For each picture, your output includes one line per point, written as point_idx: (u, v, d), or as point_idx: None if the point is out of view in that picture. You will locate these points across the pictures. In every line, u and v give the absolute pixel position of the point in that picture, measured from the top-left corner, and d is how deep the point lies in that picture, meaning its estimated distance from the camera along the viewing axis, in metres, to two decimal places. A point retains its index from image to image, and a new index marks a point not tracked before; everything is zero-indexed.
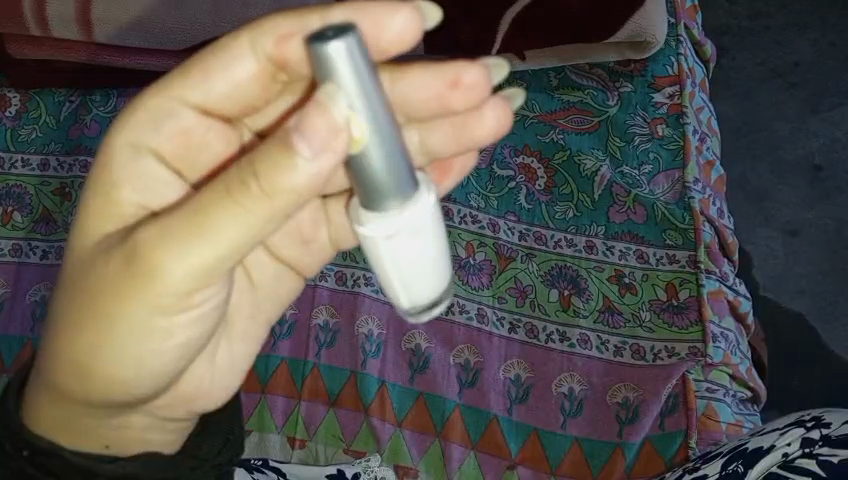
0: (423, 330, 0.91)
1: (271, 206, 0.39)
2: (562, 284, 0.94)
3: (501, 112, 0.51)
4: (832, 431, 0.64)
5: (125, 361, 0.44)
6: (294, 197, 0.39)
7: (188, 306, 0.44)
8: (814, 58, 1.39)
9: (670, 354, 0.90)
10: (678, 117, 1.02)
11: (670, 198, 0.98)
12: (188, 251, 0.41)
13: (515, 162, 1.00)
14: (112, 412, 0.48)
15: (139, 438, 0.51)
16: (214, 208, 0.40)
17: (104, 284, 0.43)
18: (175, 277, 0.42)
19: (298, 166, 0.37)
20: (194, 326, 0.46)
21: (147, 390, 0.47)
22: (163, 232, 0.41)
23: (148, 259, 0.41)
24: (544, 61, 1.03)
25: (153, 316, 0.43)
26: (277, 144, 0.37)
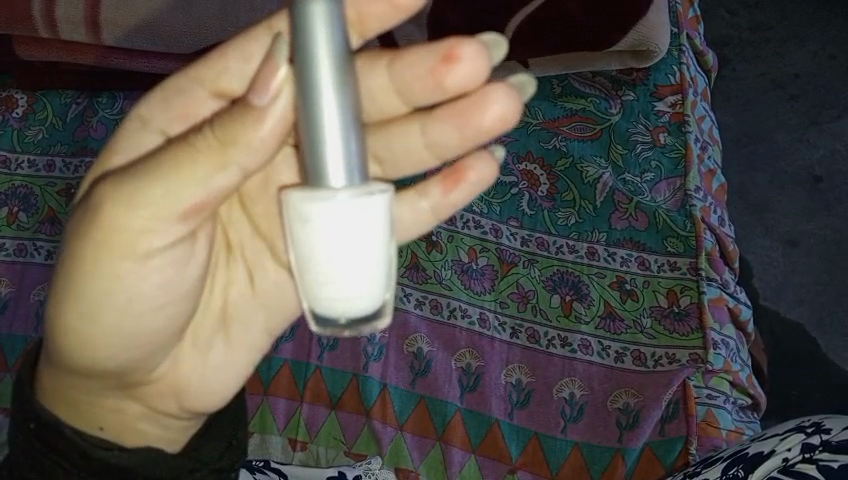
0: (424, 334, 0.91)
1: (225, 158, 0.40)
2: (563, 290, 0.95)
3: (508, 98, 0.47)
4: (832, 437, 0.65)
5: (91, 320, 0.46)
6: (248, 145, 0.40)
7: (144, 259, 0.45)
8: (815, 70, 1.40)
9: (670, 360, 0.91)
10: (679, 126, 1.03)
11: (671, 206, 0.99)
12: (140, 199, 0.42)
13: (518, 169, 1.01)
14: (97, 385, 0.50)
15: (133, 426, 0.53)
16: (171, 161, 0.41)
17: (74, 243, 0.45)
18: (126, 223, 0.43)
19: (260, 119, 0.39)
20: (155, 285, 0.46)
21: (116, 354, 0.48)
22: (119, 184, 0.43)
23: (108, 213, 0.43)
24: (548, 69, 1.04)
25: (109, 268, 0.45)
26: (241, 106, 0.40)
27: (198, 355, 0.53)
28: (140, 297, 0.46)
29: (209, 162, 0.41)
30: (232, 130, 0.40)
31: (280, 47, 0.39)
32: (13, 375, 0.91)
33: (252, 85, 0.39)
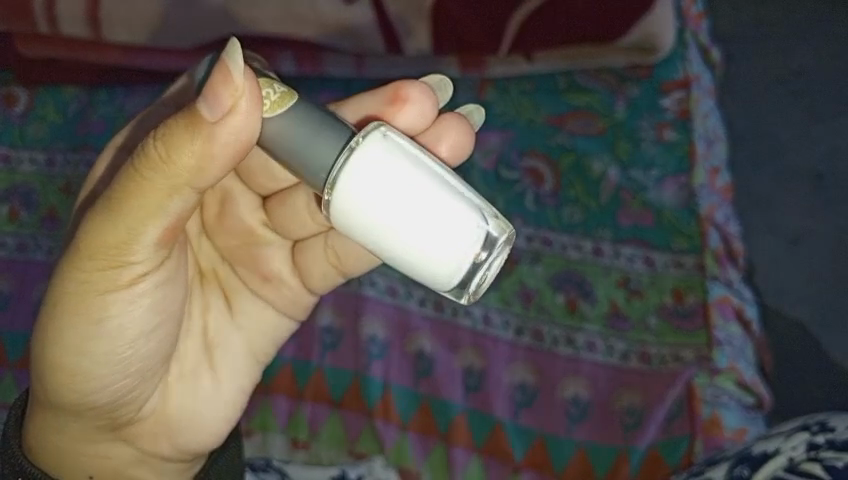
0: (427, 333, 0.90)
1: (177, 182, 0.45)
2: (567, 288, 0.94)
3: (459, 130, 0.60)
4: (836, 435, 0.65)
5: (78, 361, 0.52)
6: (198, 166, 0.44)
7: (124, 296, 0.51)
8: (817, 65, 1.36)
9: (674, 359, 0.90)
10: (685, 123, 1.02)
11: (677, 204, 0.98)
12: (101, 261, 0.48)
13: (522, 165, 1.00)
14: (88, 428, 0.56)
15: (124, 470, 0.59)
16: (118, 208, 0.46)
17: (50, 307, 0.51)
18: (98, 272, 0.49)
19: (212, 134, 0.43)
20: (136, 321, 0.52)
21: (107, 389, 0.54)
22: (75, 256, 0.48)
23: (77, 279, 0.49)
24: (552, 61, 1.03)
25: (94, 312, 0.50)
26: (185, 116, 0.43)
27: (185, 387, 0.59)
28: (126, 328, 0.52)
29: (159, 192, 0.45)
30: (180, 143, 0.43)
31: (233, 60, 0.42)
32: (15, 372, 0.90)
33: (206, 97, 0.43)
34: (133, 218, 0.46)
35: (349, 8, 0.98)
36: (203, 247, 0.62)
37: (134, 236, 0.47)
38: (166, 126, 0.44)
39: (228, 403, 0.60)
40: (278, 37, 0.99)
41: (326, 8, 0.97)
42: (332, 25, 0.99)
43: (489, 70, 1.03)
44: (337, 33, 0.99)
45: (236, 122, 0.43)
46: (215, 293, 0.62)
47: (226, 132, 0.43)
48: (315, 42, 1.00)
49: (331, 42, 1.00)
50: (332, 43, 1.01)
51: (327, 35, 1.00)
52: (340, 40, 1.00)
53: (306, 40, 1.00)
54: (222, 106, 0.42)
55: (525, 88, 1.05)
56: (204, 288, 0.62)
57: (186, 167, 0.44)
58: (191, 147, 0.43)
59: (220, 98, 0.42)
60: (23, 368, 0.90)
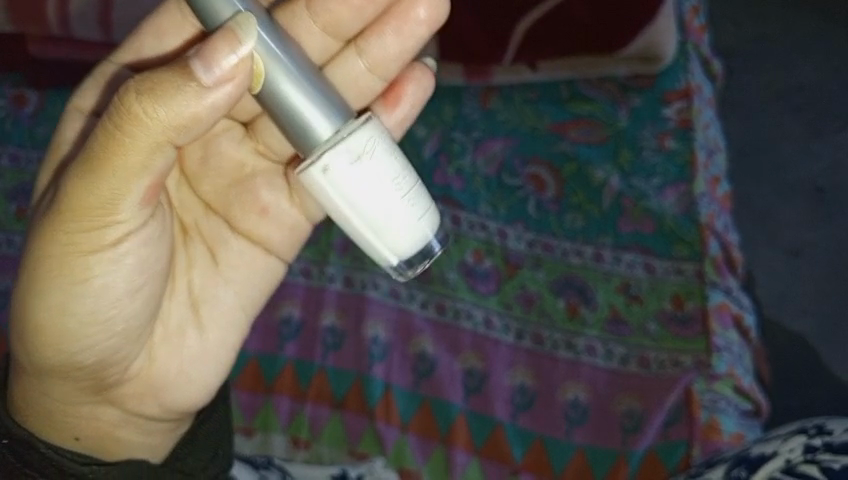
0: (428, 335, 0.91)
1: (161, 140, 0.46)
2: (568, 293, 0.95)
3: None
4: (833, 438, 0.65)
5: (62, 321, 0.52)
6: (185, 127, 0.45)
7: (107, 253, 0.51)
8: (817, 80, 1.38)
9: (674, 364, 0.91)
10: (685, 132, 1.03)
11: (677, 211, 0.99)
12: (82, 218, 0.49)
13: (524, 172, 1.01)
14: (74, 389, 0.56)
15: (111, 434, 0.59)
16: (102, 165, 0.47)
17: (37, 266, 0.51)
18: (79, 229, 0.50)
19: (196, 93, 0.44)
20: (120, 278, 0.52)
21: (96, 347, 0.54)
22: (58, 215, 0.49)
23: (60, 237, 0.50)
24: (556, 73, 1.06)
25: (77, 269, 0.51)
26: (174, 72, 0.44)
27: (170, 348, 0.58)
28: (110, 287, 0.52)
29: (137, 148, 0.46)
30: (165, 95, 0.44)
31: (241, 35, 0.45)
32: None
33: (202, 58, 0.44)
34: (116, 176, 0.47)
35: None
36: (187, 201, 0.62)
37: (122, 189, 0.48)
38: (151, 78, 0.44)
39: (213, 365, 0.60)
40: None
41: None
42: None
43: (493, 78, 1.06)
44: None
45: (227, 87, 0.44)
46: (198, 248, 0.61)
47: (216, 95, 0.44)
48: None
49: None
50: None
51: None
52: None
53: None
54: (221, 68, 0.44)
55: (528, 97, 1.06)
56: (187, 244, 0.61)
57: (184, 123, 0.45)
58: (183, 104, 0.44)
59: (220, 58, 0.44)
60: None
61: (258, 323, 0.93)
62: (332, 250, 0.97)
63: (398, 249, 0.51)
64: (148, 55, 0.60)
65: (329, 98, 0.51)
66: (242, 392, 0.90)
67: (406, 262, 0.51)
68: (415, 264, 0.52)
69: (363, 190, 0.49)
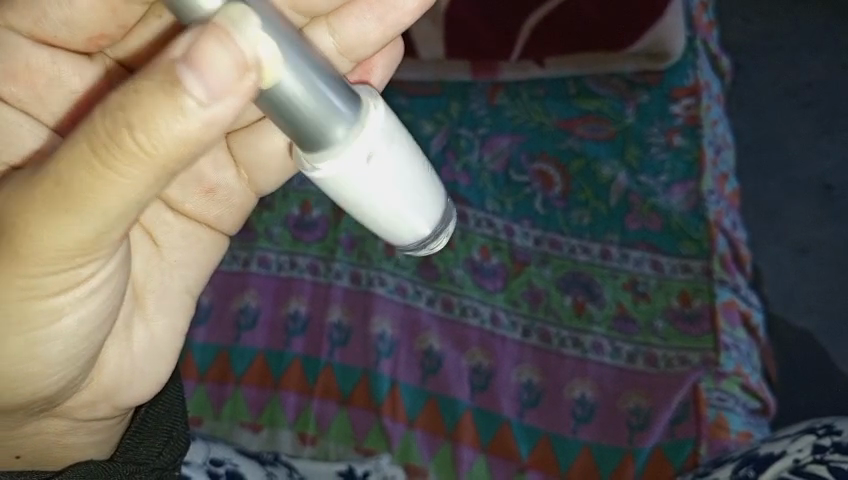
0: (435, 332, 0.92)
1: (153, 165, 0.36)
2: (575, 290, 0.95)
3: None
4: (842, 438, 0.65)
5: (10, 368, 0.43)
6: (180, 155, 0.36)
7: (73, 294, 0.42)
8: (826, 78, 1.37)
9: (681, 362, 0.90)
10: (694, 129, 1.03)
11: (685, 209, 0.98)
12: (51, 254, 0.39)
13: (531, 168, 1.01)
14: (17, 420, 0.48)
15: (59, 442, 0.53)
16: (80, 194, 0.37)
17: None
18: (43, 270, 0.40)
19: (187, 110, 0.34)
20: (80, 314, 0.44)
21: (47, 389, 0.46)
22: (17, 249, 0.39)
23: (10, 282, 0.40)
24: (563, 69, 1.05)
25: (36, 315, 0.42)
26: (159, 81, 0.33)
27: (119, 348, 0.52)
28: (72, 327, 0.44)
29: (129, 178, 0.36)
30: (152, 118, 0.34)
31: (243, 29, 0.33)
32: None
33: (190, 63, 0.33)
34: (97, 210, 0.38)
35: None
36: None
37: (107, 223, 0.39)
38: (138, 93, 0.34)
39: (166, 357, 0.54)
40: None
41: None
42: None
43: (500, 75, 1.06)
44: None
45: (226, 106, 0.34)
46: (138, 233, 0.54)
47: (215, 111, 0.34)
48: None
49: None
50: None
51: None
52: None
53: None
54: (220, 81, 0.33)
55: (536, 93, 1.06)
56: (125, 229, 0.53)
57: (182, 151, 0.35)
58: (176, 127, 0.34)
59: (228, 83, 0.33)
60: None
61: (265, 319, 0.94)
62: (340, 246, 0.97)
63: (431, 220, 0.44)
64: (55, 30, 0.49)
65: (337, 83, 0.38)
66: (249, 387, 0.91)
67: (424, 242, 0.44)
68: (442, 235, 0.45)
69: (399, 168, 0.41)
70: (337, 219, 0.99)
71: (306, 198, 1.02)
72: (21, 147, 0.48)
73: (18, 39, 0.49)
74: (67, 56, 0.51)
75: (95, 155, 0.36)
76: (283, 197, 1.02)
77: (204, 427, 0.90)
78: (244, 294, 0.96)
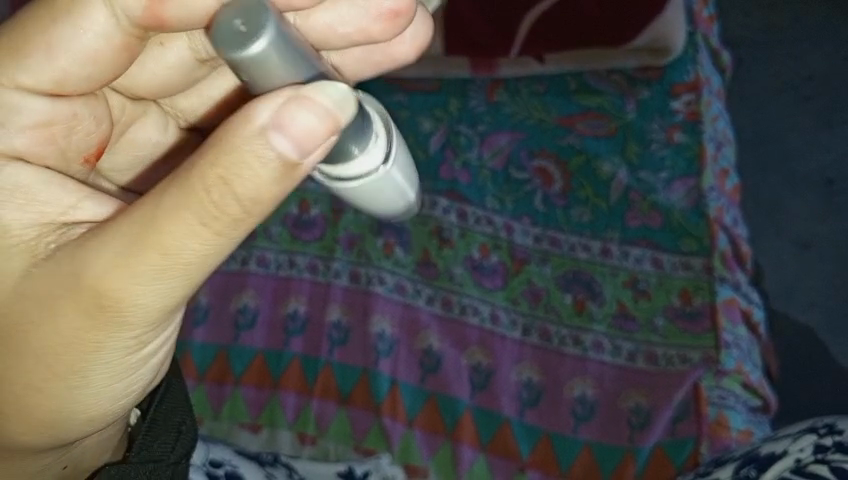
0: (434, 331, 0.91)
1: (232, 237, 0.39)
2: (576, 288, 0.94)
3: None
4: (844, 438, 0.65)
5: (89, 409, 0.45)
6: (260, 220, 0.39)
7: (149, 344, 0.45)
8: (827, 71, 1.36)
9: (682, 360, 0.90)
10: (694, 125, 1.02)
11: (686, 205, 0.98)
12: (131, 324, 0.41)
13: (531, 165, 1.00)
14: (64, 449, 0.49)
15: (95, 450, 0.53)
16: (159, 269, 0.39)
17: (58, 364, 0.42)
18: (125, 336, 0.42)
19: (280, 177, 0.37)
20: (155, 349, 0.47)
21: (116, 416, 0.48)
22: (96, 322, 0.41)
23: (94, 343, 0.42)
24: (563, 64, 1.04)
25: (117, 364, 0.44)
26: (257, 151, 0.36)
27: None
28: (148, 361, 0.47)
29: (210, 253, 0.39)
30: (251, 190, 0.37)
31: (327, 99, 0.37)
32: None
33: (293, 139, 0.36)
34: (173, 284, 0.40)
35: None
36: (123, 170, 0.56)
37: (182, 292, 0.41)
38: (233, 169, 0.36)
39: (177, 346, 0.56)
40: None
41: None
42: None
43: (499, 71, 1.05)
44: None
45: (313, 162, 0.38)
46: None
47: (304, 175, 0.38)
48: None
49: None
50: None
51: None
52: None
53: None
54: (316, 149, 0.37)
55: (535, 89, 1.05)
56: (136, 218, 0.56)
57: (263, 215, 0.39)
58: (269, 194, 0.37)
59: (318, 140, 0.37)
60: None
61: (264, 319, 0.94)
62: (338, 245, 0.97)
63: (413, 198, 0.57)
64: (76, 85, 0.45)
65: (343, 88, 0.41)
66: (248, 386, 0.90)
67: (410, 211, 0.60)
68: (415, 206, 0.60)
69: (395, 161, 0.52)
70: (335, 217, 0.99)
71: (304, 196, 1.01)
72: (58, 199, 0.43)
73: (36, 97, 0.45)
74: (80, 100, 0.46)
75: (193, 223, 0.38)
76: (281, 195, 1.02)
77: (203, 428, 0.89)
78: (242, 294, 0.96)
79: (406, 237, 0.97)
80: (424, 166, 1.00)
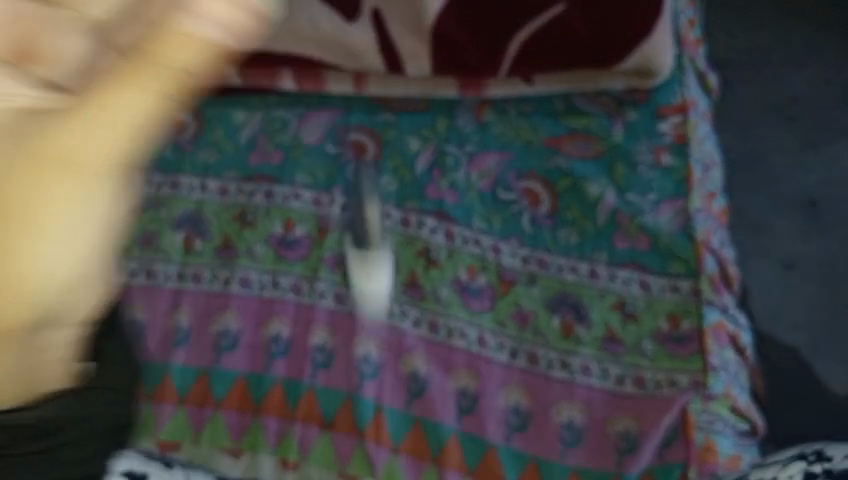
0: (421, 354, 0.91)
1: (167, 117, 0.40)
2: (564, 310, 0.93)
3: None
4: (833, 466, 0.65)
5: (47, 300, 0.43)
6: (186, 98, 0.39)
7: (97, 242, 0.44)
8: (811, 94, 1.37)
9: (670, 384, 0.89)
10: (681, 147, 1.02)
11: (674, 227, 0.97)
12: (88, 204, 0.41)
13: (519, 186, 1.00)
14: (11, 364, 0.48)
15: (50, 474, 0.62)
16: (105, 145, 0.39)
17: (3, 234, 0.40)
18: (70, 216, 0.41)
19: (199, 45, 0.37)
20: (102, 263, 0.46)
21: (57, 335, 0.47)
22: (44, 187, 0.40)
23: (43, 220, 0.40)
24: (552, 85, 1.03)
25: (75, 254, 0.42)
26: (177, 26, 0.36)
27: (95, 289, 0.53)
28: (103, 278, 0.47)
29: (153, 126, 0.39)
30: (172, 59, 0.37)
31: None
32: None
33: (221, 20, 0.36)
34: (116, 157, 0.39)
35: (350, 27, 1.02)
36: None
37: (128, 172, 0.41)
38: (163, 38, 0.37)
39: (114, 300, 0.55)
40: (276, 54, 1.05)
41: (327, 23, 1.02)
42: (331, 42, 1.04)
43: (487, 92, 1.04)
44: (338, 52, 1.04)
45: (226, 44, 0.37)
46: None
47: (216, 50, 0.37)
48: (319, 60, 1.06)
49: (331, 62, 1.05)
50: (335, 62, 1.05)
51: (328, 53, 1.05)
52: (340, 57, 1.04)
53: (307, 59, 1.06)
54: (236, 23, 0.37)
55: (523, 109, 1.04)
56: None
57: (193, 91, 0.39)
58: (203, 77, 0.38)
59: (241, 26, 0.37)
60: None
61: (248, 342, 0.93)
62: (323, 264, 0.96)
63: None
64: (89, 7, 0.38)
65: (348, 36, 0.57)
66: (230, 411, 0.90)
67: None
68: None
69: None
70: (321, 237, 0.98)
71: (290, 215, 1.00)
72: (93, 141, 0.39)
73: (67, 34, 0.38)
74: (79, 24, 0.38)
75: (140, 96, 0.38)
76: (266, 214, 1.00)
77: (183, 453, 0.89)
78: (225, 315, 0.95)
79: (392, 257, 0.96)
80: (410, 187, 1.00)
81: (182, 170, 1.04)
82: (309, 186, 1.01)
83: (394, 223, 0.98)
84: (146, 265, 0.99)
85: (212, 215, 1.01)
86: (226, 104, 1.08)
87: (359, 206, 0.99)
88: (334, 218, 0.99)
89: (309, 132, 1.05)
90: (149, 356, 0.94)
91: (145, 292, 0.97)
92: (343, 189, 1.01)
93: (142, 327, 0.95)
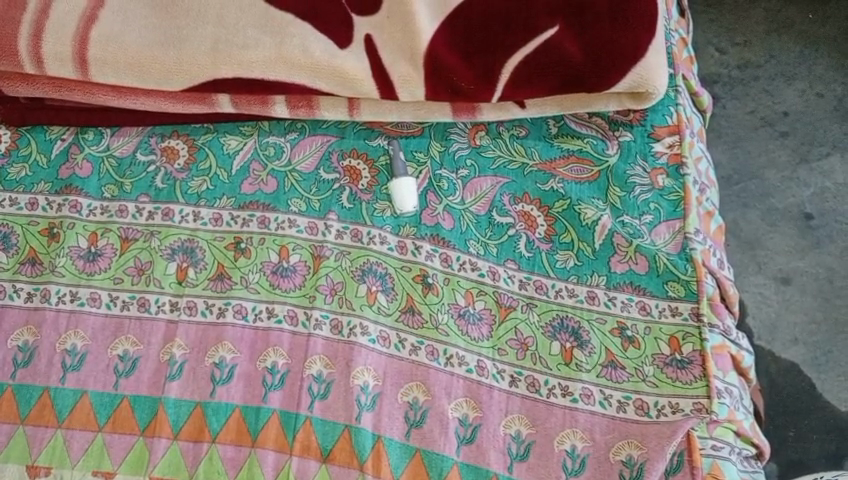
0: (421, 383, 0.90)
1: None
2: (564, 336, 0.92)
3: None
4: None
5: None
6: None
7: None
8: (804, 107, 1.35)
9: (673, 410, 0.86)
10: (678, 168, 0.98)
11: (671, 250, 0.94)
12: None
13: (515, 210, 0.98)
14: None
15: None
16: None
17: None
18: None
19: None
20: None
21: None
22: None
23: None
24: (545, 109, 1.01)
25: None
26: None
27: None
28: None
29: None
30: None
31: None
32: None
33: None
34: None
35: (345, 54, 0.99)
36: None
37: None
38: None
39: None
40: (268, 82, 1.00)
41: (318, 50, 0.99)
42: (324, 68, 0.98)
43: (481, 116, 1.02)
44: (330, 77, 0.99)
45: None
46: None
47: None
48: (311, 88, 1.00)
49: (325, 89, 1.00)
50: (326, 89, 1.00)
51: (320, 79, 0.99)
52: (337, 86, 1.00)
53: (299, 86, 1.00)
54: None
55: (516, 133, 1.04)
56: None
57: None
58: None
59: None
60: (33, 423, 0.92)
61: (241, 373, 0.92)
62: (320, 293, 0.95)
63: None
64: None
65: None
66: (225, 444, 0.89)
67: None
68: None
69: None
70: (316, 263, 0.97)
71: (284, 243, 0.99)
72: None
73: None
74: None
75: None
76: (260, 242, 0.99)
77: None
78: (220, 347, 0.93)
79: (389, 283, 0.96)
80: (403, 213, 0.98)
81: (175, 199, 1.03)
82: (303, 212, 1.00)
83: (390, 249, 0.97)
84: (139, 296, 0.97)
85: (204, 243, 1.00)
86: (218, 131, 1.07)
87: (355, 232, 0.98)
88: (329, 245, 0.98)
89: (302, 158, 1.04)
90: (143, 389, 0.92)
91: (138, 324, 0.96)
92: (338, 215, 1.00)
93: (137, 361, 0.94)
